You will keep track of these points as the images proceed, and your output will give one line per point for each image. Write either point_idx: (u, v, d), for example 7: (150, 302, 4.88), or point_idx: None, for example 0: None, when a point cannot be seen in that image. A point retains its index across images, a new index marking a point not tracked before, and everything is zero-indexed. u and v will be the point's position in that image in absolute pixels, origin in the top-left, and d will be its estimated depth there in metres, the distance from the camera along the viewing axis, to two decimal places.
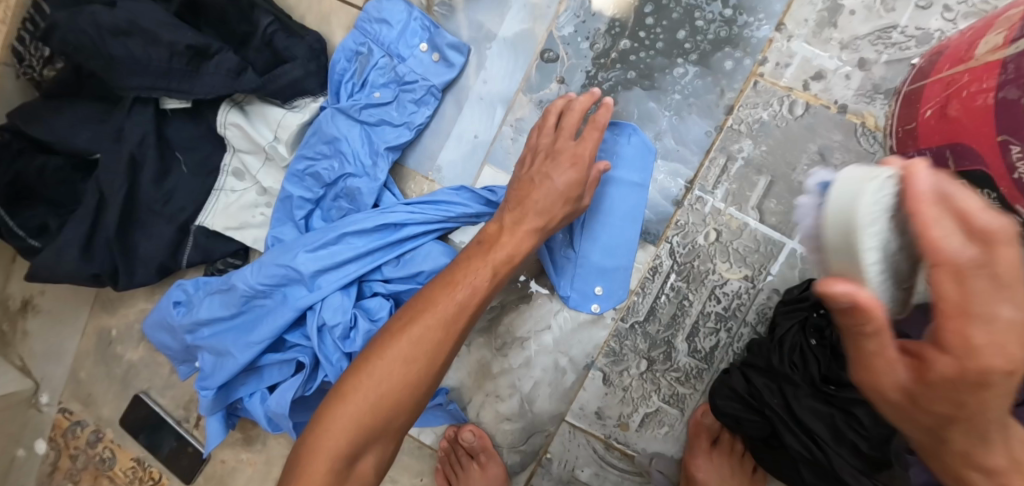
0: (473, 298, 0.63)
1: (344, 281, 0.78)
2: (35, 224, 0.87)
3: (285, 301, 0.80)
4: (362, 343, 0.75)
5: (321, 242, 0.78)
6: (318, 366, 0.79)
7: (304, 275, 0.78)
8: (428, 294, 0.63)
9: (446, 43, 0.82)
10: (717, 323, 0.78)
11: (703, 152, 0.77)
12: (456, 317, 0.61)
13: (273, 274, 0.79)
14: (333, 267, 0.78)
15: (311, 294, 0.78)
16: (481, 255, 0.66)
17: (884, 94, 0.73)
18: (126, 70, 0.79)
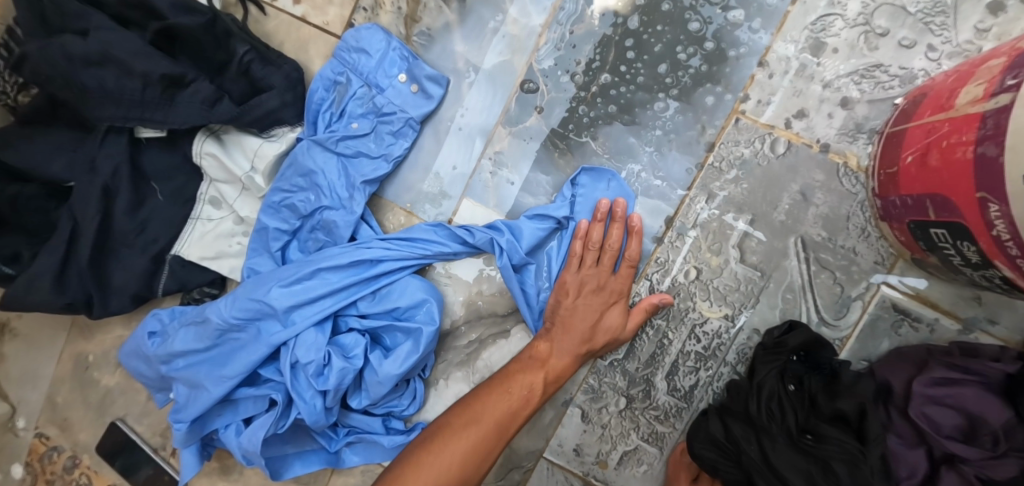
0: (526, 406, 0.71)
1: (318, 317, 0.77)
2: (7, 253, 0.85)
3: (258, 336, 0.78)
4: (335, 382, 0.74)
5: (297, 277, 0.77)
6: (291, 403, 0.78)
7: (277, 310, 0.77)
8: (485, 394, 0.71)
9: (424, 74, 0.80)
10: (697, 362, 0.77)
11: (684, 189, 0.76)
12: (508, 420, 0.69)
13: (247, 308, 0.78)
14: (307, 303, 0.77)
15: (285, 330, 0.77)
16: (535, 366, 0.72)
17: (867, 134, 0.72)
18: (99, 101, 0.78)
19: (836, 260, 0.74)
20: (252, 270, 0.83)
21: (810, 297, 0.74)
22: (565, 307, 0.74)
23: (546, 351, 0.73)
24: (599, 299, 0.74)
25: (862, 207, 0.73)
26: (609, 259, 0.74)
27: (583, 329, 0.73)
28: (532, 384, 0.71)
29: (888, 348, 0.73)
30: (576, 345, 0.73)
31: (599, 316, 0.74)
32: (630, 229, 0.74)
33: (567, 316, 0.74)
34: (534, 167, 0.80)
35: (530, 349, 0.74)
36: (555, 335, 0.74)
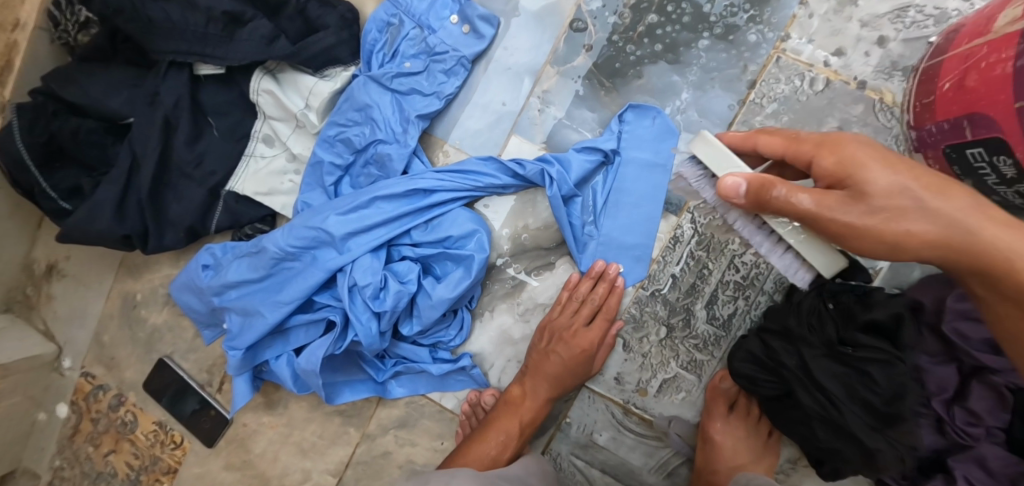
0: (504, 453, 0.81)
1: (373, 244, 0.80)
2: (68, 185, 0.89)
3: (314, 263, 0.82)
4: (392, 303, 0.78)
5: (353, 206, 0.80)
6: (347, 327, 0.81)
7: (334, 236, 0.80)
8: (467, 448, 0.82)
9: (476, 15, 0.84)
10: (735, 291, 0.81)
11: (725, 124, 0.80)
12: (494, 463, 0.80)
13: (304, 236, 0.81)
14: (363, 230, 0.80)
15: (341, 256, 0.80)
16: (508, 415, 0.82)
17: (902, 71, 0.76)
18: (164, 34, 0.82)
19: None
20: (304, 203, 0.86)
21: None
22: (537, 356, 0.82)
23: (521, 397, 0.83)
24: (563, 351, 0.80)
25: (896, 141, 0.76)
26: (585, 314, 0.81)
27: (551, 375, 0.81)
28: (511, 428, 0.81)
29: (920, 276, 0.77)
30: (546, 392, 0.82)
31: (569, 360, 0.80)
32: (614, 287, 0.81)
33: (539, 365, 0.82)
34: (581, 105, 0.83)
35: (504, 397, 0.83)
36: (527, 380, 0.83)
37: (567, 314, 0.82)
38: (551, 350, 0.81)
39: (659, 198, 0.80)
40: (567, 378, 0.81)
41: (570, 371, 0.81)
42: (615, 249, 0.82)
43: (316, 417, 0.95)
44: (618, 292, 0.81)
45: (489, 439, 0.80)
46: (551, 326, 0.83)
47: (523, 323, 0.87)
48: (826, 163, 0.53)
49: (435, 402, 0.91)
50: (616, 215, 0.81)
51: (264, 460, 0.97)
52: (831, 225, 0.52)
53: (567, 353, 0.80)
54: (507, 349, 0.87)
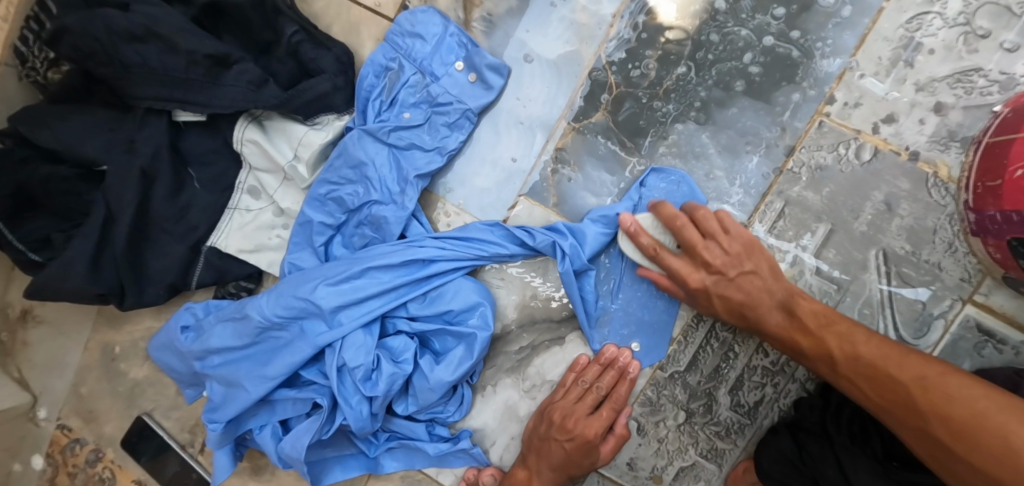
0: None
1: (367, 317, 0.73)
2: (38, 237, 0.83)
3: (302, 335, 0.74)
4: (384, 388, 0.70)
5: (347, 275, 0.73)
6: (336, 407, 0.75)
7: (324, 309, 0.72)
8: None
9: (484, 63, 0.75)
10: (763, 377, 0.73)
11: (759, 195, 0.72)
12: None
13: (290, 305, 0.74)
14: (355, 303, 0.73)
15: (331, 331, 0.73)
16: None
17: (960, 142, 0.67)
18: (140, 78, 0.75)
19: (919, 275, 0.70)
20: (293, 265, 0.79)
21: (889, 313, 0.70)
22: (537, 441, 0.74)
23: (525, 481, 0.75)
24: (563, 439, 0.72)
25: (950, 220, 0.68)
26: (591, 402, 0.73)
27: (554, 462, 0.73)
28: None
29: (970, 371, 0.69)
30: (550, 477, 0.74)
31: (573, 447, 0.72)
32: (625, 375, 0.74)
33: (541, 449, 0.74)
34: (598, 166, 0.75)
35: (509, 480, 0.76)
36: (530, 463, 0.75)
37: (572, 399, 0.74)
38: (552, 437, 0.73)
39: None
40: (573, 467, 0.74)
41: (575, 458, 0.73)
42: (630, 325, 0.75)
43: None
44: (629, 380, 0.74)
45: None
46: (551, 410, 0.75)
47: (529, 399, 0.80)
48: (714, 229, 0.66)
49: (432, 478, 0.84)
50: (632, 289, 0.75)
51: None
52: (730, 289, 0.66)
53: (569, 442, 0.72)
54: (511, 426, 0.81)
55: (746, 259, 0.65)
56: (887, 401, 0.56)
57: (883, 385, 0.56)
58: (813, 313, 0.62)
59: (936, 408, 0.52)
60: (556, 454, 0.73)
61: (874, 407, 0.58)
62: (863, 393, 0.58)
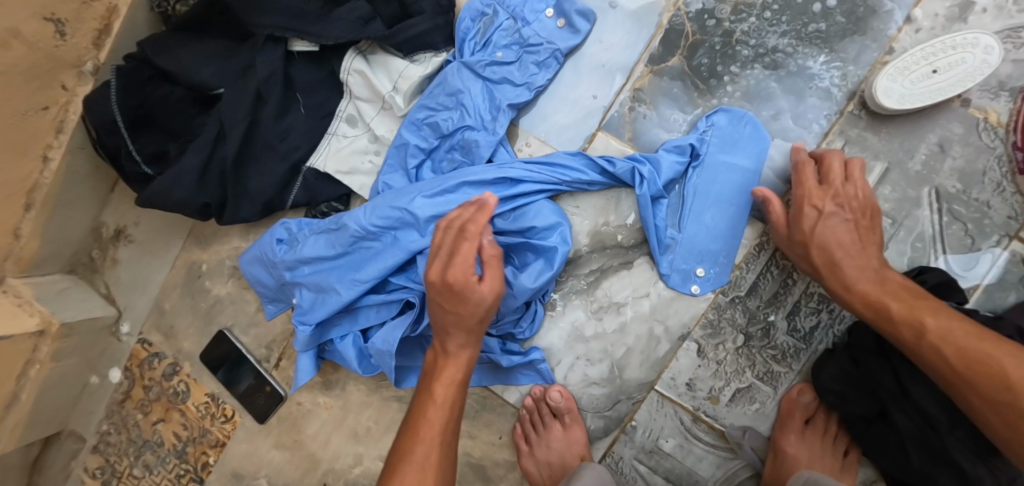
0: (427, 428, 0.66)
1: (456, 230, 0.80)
2: (152, 150, 0.90)
3: (395, 243, 0.81)
4: None
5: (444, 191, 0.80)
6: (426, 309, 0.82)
7: (419, 219, 0.79)
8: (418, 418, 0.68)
9: (574, 10, 0.84)
10: (819, 303, 0.79)
11: (820, 135, 0.79)
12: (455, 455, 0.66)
13: (387, 216, 0.80)
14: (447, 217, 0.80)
15: (424, 239, 0.80)
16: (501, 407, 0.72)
17: (1009, 91, 0.74)
18: (266, 8, 0.83)
19: (969, 212, 0.76)
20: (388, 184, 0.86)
21: (940, 246, 0.77)
22: None
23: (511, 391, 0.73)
24: None
25: (998, 162, 0.75)
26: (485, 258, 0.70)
27: None
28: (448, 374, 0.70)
29: (1015, 301, 0.75)
30: None
31: (497, 283, 0.69)
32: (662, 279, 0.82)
33: None
34: (672, 105, 0.83)
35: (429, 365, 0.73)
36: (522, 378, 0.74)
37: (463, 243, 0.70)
38: None
39: (746, 204, 0.79)
40: None
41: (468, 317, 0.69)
42: (695, 252, 0.81)
43: (373, 401, 0.94)
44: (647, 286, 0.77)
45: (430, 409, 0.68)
46: None
47: (595, 320, 0.86)
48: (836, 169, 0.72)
49: (497, 395, 0.90)
50: (702, 218, 0.80)
51: (316, 441, 0.97)
52: (839, 236, 0.70)
53: None
54: (577, 346, 0.86)
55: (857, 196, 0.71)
56: (973, 373, 0.57)
57: (972, 359, 0.57)
58: (904, 286, 0.66)
59: (1003, 380, 0.55)
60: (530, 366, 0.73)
61: (949, 384, 0.59)
62: (943, 363, 0.60)
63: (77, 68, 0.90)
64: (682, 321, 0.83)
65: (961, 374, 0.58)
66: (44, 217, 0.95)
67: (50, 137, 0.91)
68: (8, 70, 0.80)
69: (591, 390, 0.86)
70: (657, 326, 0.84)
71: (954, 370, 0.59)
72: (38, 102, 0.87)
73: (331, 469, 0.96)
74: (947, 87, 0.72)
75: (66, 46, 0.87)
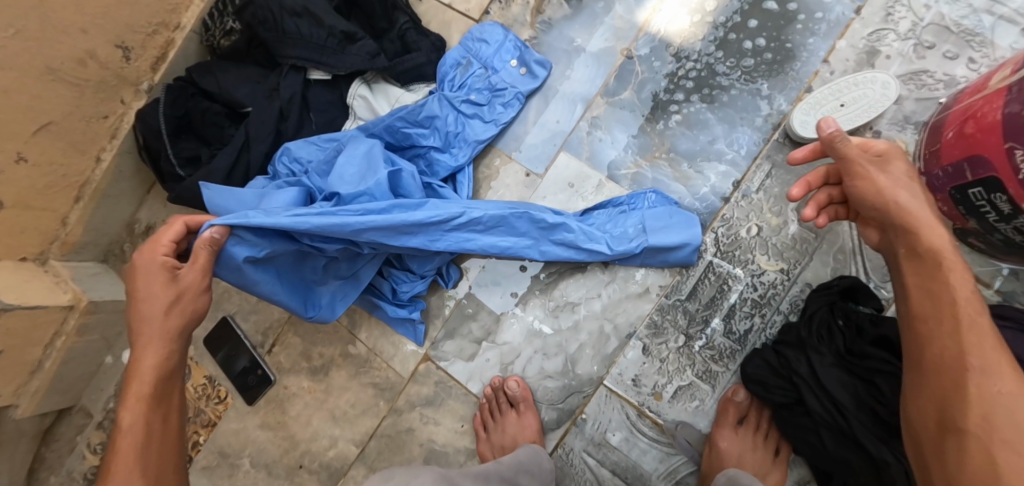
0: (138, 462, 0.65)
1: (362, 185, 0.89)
2: (186, 155, 1.06)
3: None
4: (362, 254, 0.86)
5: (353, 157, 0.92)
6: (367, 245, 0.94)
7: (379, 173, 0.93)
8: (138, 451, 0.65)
9: (533, 60, 1.00)
10: (752, 308, 0.87)
11: (751, 158, 0.90)
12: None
13: None
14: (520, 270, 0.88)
15: None
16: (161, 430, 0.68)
17: (914, 124, 0.85)
18: (291, 43, 1.00)
19: None
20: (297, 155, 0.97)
21: (860, 259, 0.85)
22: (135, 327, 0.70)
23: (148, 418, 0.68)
24: (144, 338, 0.70)
25: None
26: (147, 254, 0.72)
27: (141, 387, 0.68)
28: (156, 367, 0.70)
29: None
30: (152, 412, 0.68)
31: (161, 274, 0.71)
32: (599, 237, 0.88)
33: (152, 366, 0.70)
34: (623, 130, 0.96)
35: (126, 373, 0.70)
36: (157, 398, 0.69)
37: (143, 255, 0.72)
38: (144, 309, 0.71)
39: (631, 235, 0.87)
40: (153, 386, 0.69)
41: (154, 308, 0.71)
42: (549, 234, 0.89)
43: (352, 386, 1.03)
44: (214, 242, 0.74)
45: (121, 434, 0.66)
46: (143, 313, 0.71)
47: (553, 317, 0.95)
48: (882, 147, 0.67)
49: (462, 385, 0.98)
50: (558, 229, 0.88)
51: (298, 422, 1.05)
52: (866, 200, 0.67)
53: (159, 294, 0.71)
54: (535, 340, 0.95)
55: (890, 162, 0.66)
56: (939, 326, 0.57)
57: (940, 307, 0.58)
58: (911, 251, 0.62)
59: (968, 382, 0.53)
60: (147, 346, 0.70)
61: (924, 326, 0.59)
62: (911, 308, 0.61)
63: (135, 87, 1.09)
64: (629, 320, 0.92)
65: (937, 327, 0.57)
66: (91, 208, 1.11)
67: (105, 141, 1.09)
68: (82, 84, 1.00)
69: (546, 382, 0.94)
70: (606, 325, 0.92)
71: (946, 371, 0.55)
72: (99, 112, 1.05)
73: (308, 450, 1.04)
74: (854, 117, 0.85)
75: (129, 67, 1.06)
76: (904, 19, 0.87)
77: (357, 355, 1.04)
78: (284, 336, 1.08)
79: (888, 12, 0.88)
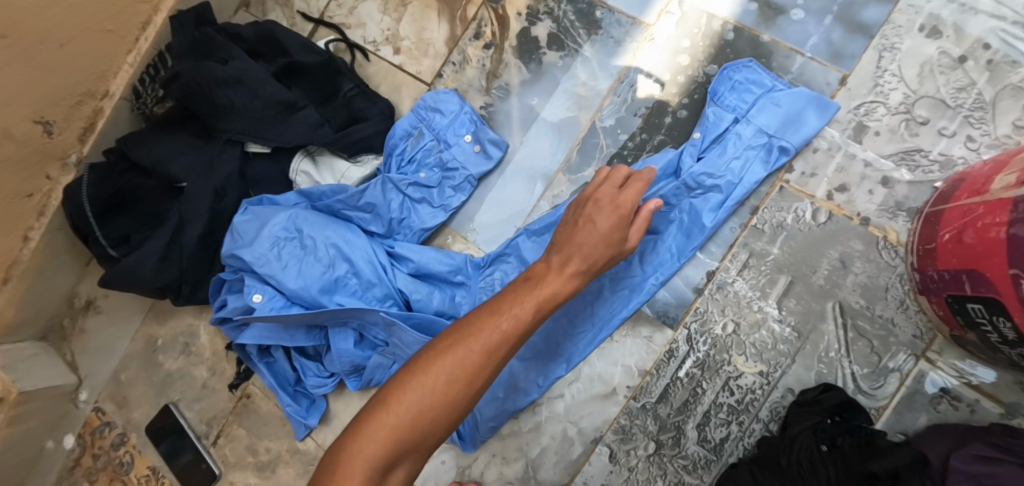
0: None
1: (307, 281, 0.83)
2: (118, 234, 0.97)
3: (332, 288, 0.84)
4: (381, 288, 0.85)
5: (303, 250, 0.84)
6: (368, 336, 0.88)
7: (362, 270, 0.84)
8: None
9: (487, 138, 0.91)
10: (729, 415, 0.79)
11: (727, 246, 0.81)
12: None
13: (323, 267, 0.84)
14: (569, 321, 0.84)
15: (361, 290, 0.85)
16: None
17: (907, 211, 0.76)
18: (228, 116, 0.91)
19: (874, 329, 0.76)
20: (240, 230, 0.85)
21: (848, 363, 0.76)
22: None
23: None
24: None
25: (900, 279, 0.76)
26: None
27: None
28: (434, 367, 0.57)
29: (927, 424, 0.73)
30: None
31: None
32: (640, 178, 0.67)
33: None
34: None
35: None
36: None
37: None
38: None
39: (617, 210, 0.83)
40: None
41: None
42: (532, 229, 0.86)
43: None
44: None
45: None
46: None
47: (512, 418, 0.87)
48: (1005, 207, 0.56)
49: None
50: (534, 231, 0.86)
51: None
52: None
53: None
54: (494, 444, 0.87)
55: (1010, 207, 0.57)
56: None
57: None
58: None
59: None
60: None
61: None
62: None
63: (62, 160, 1.01)
64: (595, 424, 0.83)
65: None
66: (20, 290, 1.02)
67: (32, 219, 1.00)
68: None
69: None
70: (570, 428, 0.84)
71: None
72: (22, 191, 0.97)
73: None
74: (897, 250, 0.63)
75: (52, 142, 0.97)
76: (894, 91, 0.78)
77: (304, 452, 0.96)
78: (228, 428, 1.01)
79: (877, 83, 0.79)
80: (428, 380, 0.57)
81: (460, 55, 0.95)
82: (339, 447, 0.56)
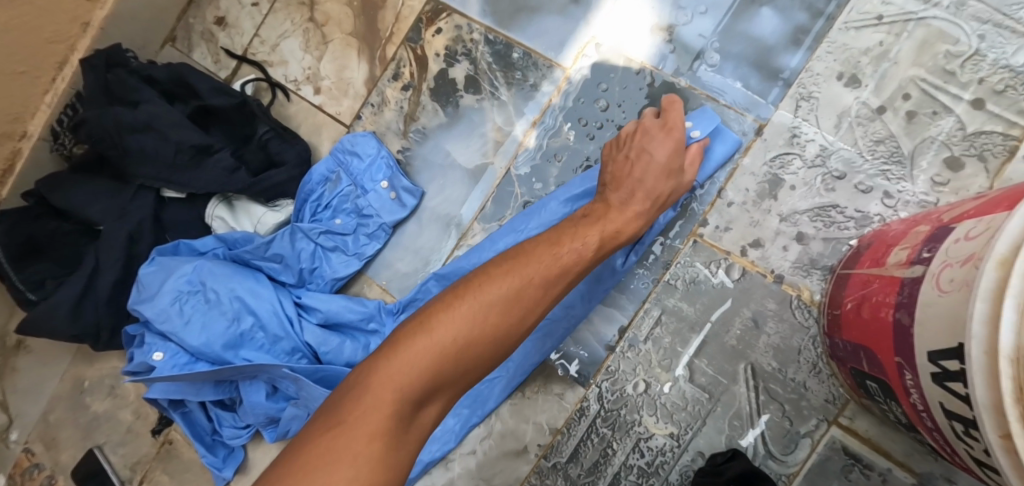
0: None
1: (209, 337, 0.82)
2: (34, 279, 0.94)
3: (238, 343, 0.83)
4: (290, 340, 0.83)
5: (207, 304, 0.83)
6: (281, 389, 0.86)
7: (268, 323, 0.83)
8: None
9: (402, 185, 0.88)
10: (639, 477, 0.77)
11: (639, 302, 0.79)
12: None
13: (228, 321, 0.82)
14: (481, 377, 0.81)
15: (269, 344, 0.83)
16: None
17: (821, 270, 0.73)
18: (138, 161, 0.89)
19: (785, 392, 0.73)
20: (144, 282, 0.83)
21: (759, 428, 0.73)
22: None
23: None
24: None
25: (813, 341, 0.73)
26: None
27: None
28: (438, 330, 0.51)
29: None
30: None
31: None
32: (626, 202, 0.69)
33: None
34: None
35: None
36: None
37: None
38: None
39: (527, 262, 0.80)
40: None
41: None
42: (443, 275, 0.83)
43: None
44: None
45: None
46: None
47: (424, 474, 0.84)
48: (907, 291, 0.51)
49: None
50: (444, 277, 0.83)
51: None
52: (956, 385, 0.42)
53: None
54: None
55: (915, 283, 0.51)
56: None
57: None
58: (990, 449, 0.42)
59: None
60: None
61: None
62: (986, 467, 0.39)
63: None
64: (506, 483, 0.81)
65: None
66: None
67: None
68: None
69: None
70: None
71: None
72: None
73: None
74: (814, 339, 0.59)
75: None
76: (811, 143, 0.75)
77: None
78: (152, 474, 1.00)
79: (793, 134, 0.76)
80: (460, 320, 0.52)
81: (378, 96, 0.93)
82: (332, 411, 0.48)
